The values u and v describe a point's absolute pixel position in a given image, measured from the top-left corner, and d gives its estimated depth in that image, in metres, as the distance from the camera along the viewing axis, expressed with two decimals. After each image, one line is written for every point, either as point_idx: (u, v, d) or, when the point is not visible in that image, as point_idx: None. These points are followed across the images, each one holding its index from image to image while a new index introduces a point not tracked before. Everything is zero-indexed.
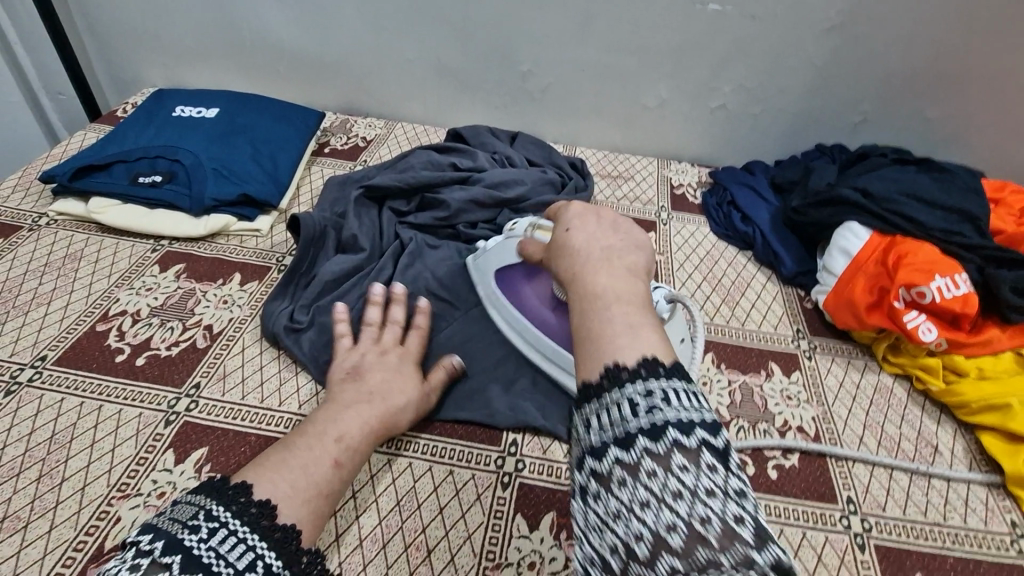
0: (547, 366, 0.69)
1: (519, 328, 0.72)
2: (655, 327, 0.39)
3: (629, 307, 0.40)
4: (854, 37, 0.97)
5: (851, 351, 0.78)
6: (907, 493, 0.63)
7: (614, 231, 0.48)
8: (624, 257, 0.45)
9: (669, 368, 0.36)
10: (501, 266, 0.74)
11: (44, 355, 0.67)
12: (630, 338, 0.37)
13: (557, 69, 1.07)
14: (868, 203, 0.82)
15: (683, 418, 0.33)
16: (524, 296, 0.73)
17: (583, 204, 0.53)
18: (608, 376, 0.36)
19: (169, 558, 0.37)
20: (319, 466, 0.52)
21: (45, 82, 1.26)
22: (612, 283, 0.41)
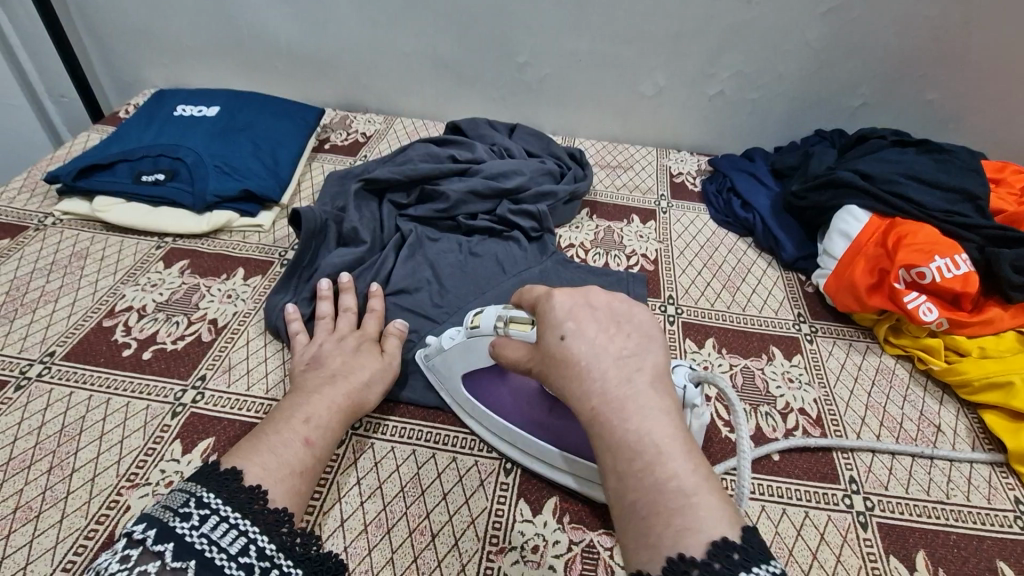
0: (539, 471, 0.59)
1: (499, 431, 0.61)
2: (706, 483, 0.39)
3: (674, 456, 0.40)
4: (850, 20, 0.97)
5: (852, 334, 0.78)
6: (909, 472, 0.63)
7: (618, 331, 0.46)
8: (635, 362, 0.44)
9: (744, 555, 0.35)
10: (468, 369, 0.61)
11: (52, 350, 0.68)
12: (686, 512, 0.37)
13: (553, 60, 1.07)
14: (867, 186, 0.82)
15: None
16: (499, 397, 0.61)
17: (571, 293, 0.49)
18: (672, 569, 0.36)
19: (161, 546, 0.41)
20: (288, 446, 0.52)
21: (48, 85, 1.27)
22: (646, 429, 0.41)
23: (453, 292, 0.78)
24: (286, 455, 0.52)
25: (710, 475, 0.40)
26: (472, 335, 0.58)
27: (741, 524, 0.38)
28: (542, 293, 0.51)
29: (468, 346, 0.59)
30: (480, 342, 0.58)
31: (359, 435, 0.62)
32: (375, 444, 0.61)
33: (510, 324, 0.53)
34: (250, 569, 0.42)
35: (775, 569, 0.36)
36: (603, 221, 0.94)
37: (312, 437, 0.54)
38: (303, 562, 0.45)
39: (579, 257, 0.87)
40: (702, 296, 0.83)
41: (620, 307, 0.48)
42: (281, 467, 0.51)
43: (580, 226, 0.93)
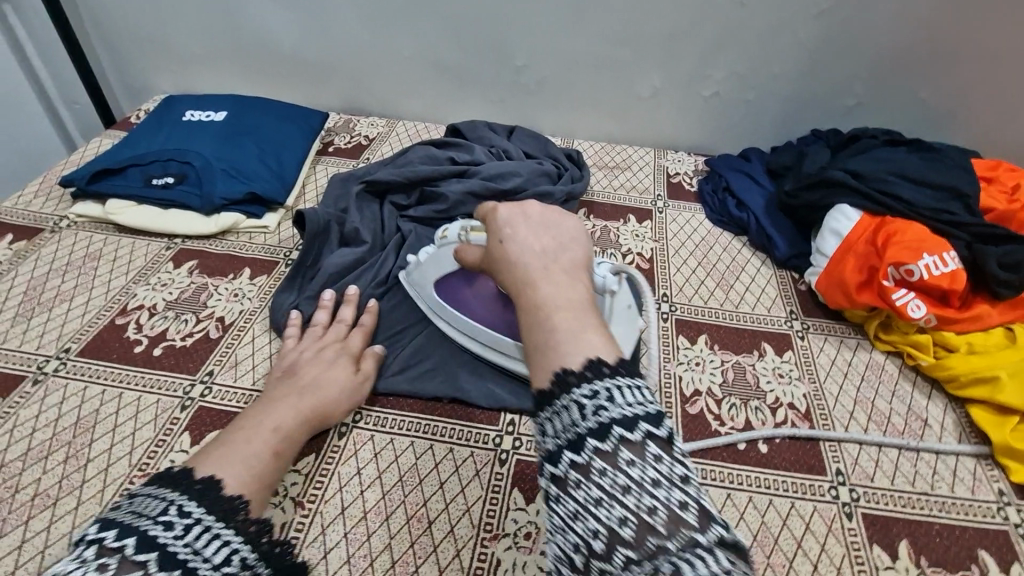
0: (495, 358, 0.70)
1: (463, 327, 0.71)
2: (597, 328, 0.40)
3: (573, 310, 0.41)
4: (842, 20, 0.98)
5: (844, 330, 0.80)
6: (895, 465, 0.64)
7: (546, 230, 0.49)
8: (557, 255, 0.47)
9: (613, 368, 0.37)
10: (439, 275, 0.73)
11: (68, 347, 0.72)
12: (574, 344, 0.38)
13: (551, 63, 1.09)
14: (858, 185, 0.83)
15: (628, 413, 0.35)
16: (465, 299, 0.72)
17: (510, 205, 0.53)
18: (558, 381, 0.37)
19: (142, 556, 0.37)
20: (263, 454, 0.53)
21: (61, 92, 1.31)
22: (553, 292, 0.42)
23: None
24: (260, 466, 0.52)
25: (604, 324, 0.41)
26: (443, 245, 0.71)
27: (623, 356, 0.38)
28: (487, 206, 0.55)
29: (440, 256, 0.72)
30: (448, 249, 0.70)
31: (359, 428, 0.65)
32: (375, 437, 0.64)
33: (469, 232, 0.64)
34: None
35: (641, 380, 0.37)
36: (600, 221, 0.96)
37: (280, 448, 0.55)
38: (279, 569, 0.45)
39: None
40: (695, 293, 0.85)
41: (552, 216, 0.51)
42: (256, 478, 0.50)
43: None
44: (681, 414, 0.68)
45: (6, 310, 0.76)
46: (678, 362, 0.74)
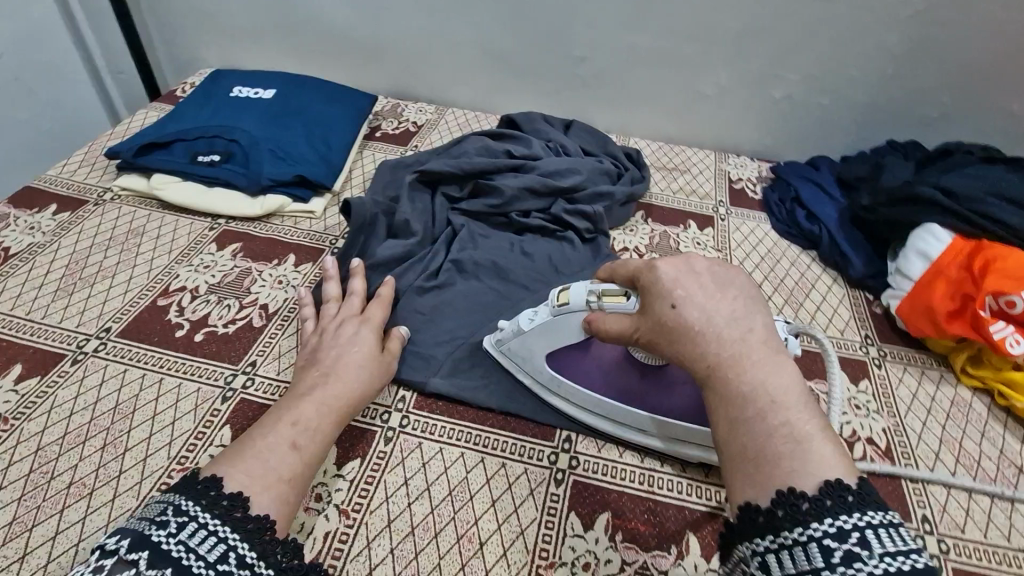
0: (622, 433, 0.61)
1: (584, 402, 0.62)
2: (822, 435, 0.41)
3: (791, 408, 0.41)
4: (934, 25, 0.91)
5: (925, 361, 0.74)
6: (988, 516, 0.58)
7: (723, 294, 0.47)
8: (747, 326, 0.45)
9: (857, 498, 0.37)
10: (553, 346, 0.61)
11: (109, 326, 0.69)
12: (802, 460, 0.39)
13: (613, 55, 1.04)
14: (950, 203, 0.75)
15: (889, 567, 0.34)
16: (589, 371, 0.62)
17: (671, 262, 0.49)
18: (782, 502, 0.38)
19: (135, 555, 0.40)
20: (274, 451, 0.51)
21: (107, 59, 1.29)
22: (763, 380, 0.42)
23: (503, 291, 0.76)
24: (273, 461, 0.51)
25: (823, 424, 0.41)
26: (559, 313, 0.59)
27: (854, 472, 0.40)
28: (642, 264, 0.51)
29: (556, 323, 0.60)
30: (570, 318, 0.59)
31: (406, 434, 0.61)
32: (423, 445, 0.60)
33: (602, 297, 0.54)
34: None
35: (891, 517, 0.37)
36: (659, 226, 0.91)
37: (299, 440, 0.53)
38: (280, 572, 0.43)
39: None
40: None
41: (721, 273, 0.49)
42: (267, 474, 0.50)
43: (634, 229, 0.90)
44: None
45: (47, 283, 0.74)
46: None
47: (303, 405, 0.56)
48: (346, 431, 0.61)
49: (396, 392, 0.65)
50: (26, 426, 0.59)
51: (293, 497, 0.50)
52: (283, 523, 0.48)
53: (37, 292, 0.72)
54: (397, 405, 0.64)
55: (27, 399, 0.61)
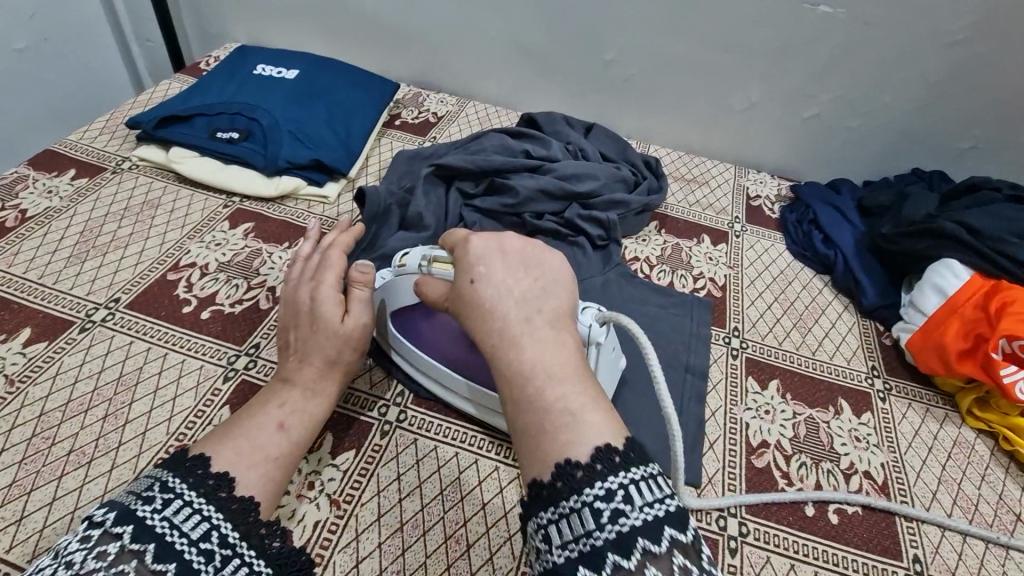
0: (447, 396, 0.63)
1: (414, 360, 0.64)
2: (592, 402, 0.45)
3: (565, 383, 0.45)
4: (976, 55, 0.89)
5: (931, 398, 0.73)
6: (981, 562, 0.57)
7: (522, 275, 0.52)
8: (537, 306, 0.50)
9: (623, 458, 0.42)
10: (390, 304, 0.63)
11: (118, 297, 0.70)
12: (575, 431, 0.43)
13: (642, 61, 1.03)
14: (973, 241, 0.74)
15: (647, 520, 0.39)
16: (424, 335, 0.63)
17: (483, 245, 0.54)
18: (560, 474, 0.41)
19: (120, 528, 0.41)
20: (263, 430, 0.52)
21: (137, 27, 1.30)
22: (541, 357, 0.47)
23: None
24: (261, 440, 0.51)
25: (595, 396, 0.46)
26: (398, 275, 0.60)
27: (619, 433, 0.44)
28: (461, 238, 0.56)
29: (393, 284, 0.61)
30: (404, 280, 0.60)
31: (403, 429, 0.61)
32: (418, 442, 0.60)
33: (433, 262, 0.57)
34: (210, 555, 0.42)
35: (650, 469, 0.42)
36: (672, 238, 0.90)
37: (287, 421, 0.53)
38: (264, 554, 0.44)
39: (643, 272, 0.84)
40: (769, 332, 0.78)
41: (532, 255, 0.54)
42: (255, 452, 0.50)
43: (647, 239, 0.89)
44: (745, 466, 0.63)
45: (61, 249, 0.74)
46: (746, 408, 0.68)
47: (299, 389, 0.56)
48: (343, 422, 0.61)
49: (396, 387, 0.65)
50: (31, 390, 0.60)
51: (280, 480, 0.50)
52: (267, 504, 0.48)
53: (51, 256, 0.73)
54: (396, 399, 0.64)
55: (34, 363, 0.62)
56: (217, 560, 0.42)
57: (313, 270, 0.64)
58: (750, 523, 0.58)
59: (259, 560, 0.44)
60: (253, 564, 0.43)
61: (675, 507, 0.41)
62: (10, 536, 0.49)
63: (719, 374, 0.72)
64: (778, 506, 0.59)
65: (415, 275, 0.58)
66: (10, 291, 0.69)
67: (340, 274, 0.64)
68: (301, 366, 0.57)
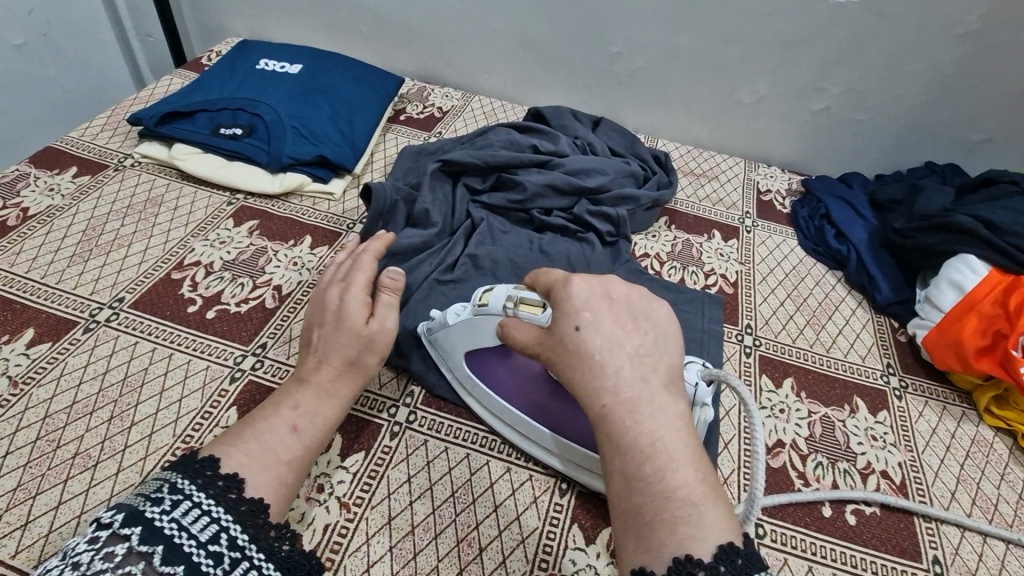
0: (526, 447, 0.59)
1: (494, 407, 0.60)
2: (709, 493, 0.43)
3: (681, 464, 0.44)
4: (991, 45, 0.88)
5: (947, 396, 0.71)
6: (1001, 562, 0.56)
7: (634, 329, 0.49)
8: (652, 370, 0.48)
9: (747, 560, 0.40)
10: (471, 345, 0.60)
11: (122, 296, 0.69)
12: (695, 524, 0.41)
13: (648, 54, 1.01)
14: (989, 236, 0.73)
15: None
16: (504, 379, 0.60)
17: (589, 288, 0.50)
18: (679, 569, 0.39)
19: (128, 529, 0.40)
20: (274, 432, 0.51)
21: (136, 22, 1.28)
22: (660, 433, 0.45)
23: None
24: (272, 442, 0.50)
25: (712, 484, 0.44)
26: (479, 313, 0.58)
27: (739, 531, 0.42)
28: (559, 278, 0.52)
29: (474, 324, 0.59)
30: (487, 321, 0.58)
31: (413, 430, 0.60)
32: (429, 442, 0.59)
33: (521, 305, 0.54)
34: (218, 558, 0.41)
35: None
36: (682, 233, 0.89)
37: (300, 424, 0.52)
38: (275, 556, 0.43)
39: (654, 269, 0.82)
40: (783, 329, 0.77)
41: (639, 304, 0.51)
42: (265, 454, 0.49)
43: (657, 235, 0.88)
44: (761, 466, 0.62)
45: (64, 248, 0.73)
46: (760, 406, 0.67)
47: (308, 389, 0.55)
48: (353, 422, 0.60)
49: (405, 387, 0.64)
50: (35, 392, 0.59)
51: (291, 483, 0.49)
52: (278, 506, 0.47)
53: (53, 255, 0.72)
54: (405, 400, 0.63)
55: (38, 365, 0.61)
56: (226, 563, 0.41)
57: (344, 274, 0.63)
58: (766, 524, 0.57)
59: (269, 564, 0.43)
60: (262, 568, 0.43)
61: None
62: (16, 541, 0.49)
63: (732, 372, 0.71)
64: (795, 507, 0.58)
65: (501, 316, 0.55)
66: (13, 292, 0.68)
67: (371, 278, 0.62)
68: (312, 367, 0.56)
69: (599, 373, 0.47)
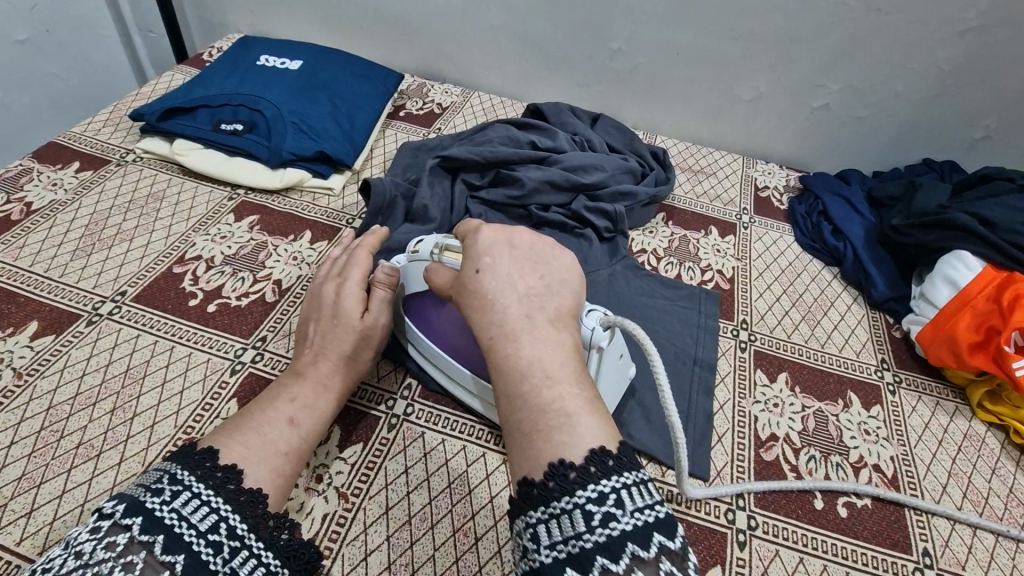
0: (453, 388, 0.63)
1: (424, 350, 0.63)
2: (588, 409, 0.46)
3: (560, 383, 0.46)
4: (991, 42, 0.88)
5: (942, 391, 0.72)
6: (992, 555, 0.57)
7: (529, 269, 0.53)
8: (542, 304, 0.51)
9: (617, 461, 0.42)
10: (403, 287, 0.63)
11: (124, 290, 0.70)
12: (571, 435, 0.44)
13: (648, 50, 1.01)
14: (986, 233, 0.73)
15: (638, 524, 0.39)
16: (432, 322, 0.63)
17: (492, 234, 0.55)
18: (552, 474, 0.42)
19: (130, 519, 0.41)
20: (274, 426, 0.52)
21: (139, 19, 1.29)
22: (539, 357, 0.47)
23: None
24: (272, 436, 0.51)
25: (592, 402, 0.46)
26: (410, 260, 0.60)
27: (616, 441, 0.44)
28: (474, 228, 0.57)
29: (407, 269, 0.62)
30: (415, 265, 0.60)
31: (411, 422, 0.61)
32: (426, 435, 0.60)
33: (445, 251, 0.57)
34: (218, 547, 0.42)
35: (642, 475, 0.42)
36: (679, 229, 0.89)
37: (298, 417, 0.53)
38: (273, 546, 0.45)
39: (651, 264, 0.83)
40: (778, 324, 0.78)
41: (539, 250, 0.55)
42: (265, 447, 0.50)
43: (654, 231, 0.89)
44: (754, 459, 0.63)
45: (67, 242, 0.74)
46: (754, 400, 0.68)
47: (306, 383, 0.56)
48: (352, 414, 0.61)
49: (404, 380, 0.65)
50: (39, 383, 0.60)
51: (290, 475, 0.50)
52: (276, 496, 0.48)
53: (56, 249, 0.73)
54: (403, 393, 0.64)
55: (42, 356, 0.62)
56: (226, 552, 0.42)
57: (340, 268, 0.65)
58: (759, 516, 0.58)
59: (269, 553, 0.44)
60: (262, 556, 0.44)
61: (667, 514, 0.41)
62: (20, 528, 0.50)
63: (727, 367, 0.71)
64: (788, 500, 0.59)
65: (426, 261, 0.58)
66: (17, 285, 0.69)
67: (365, 274, 0.64)
68: (313, 362, 0.58)
69: (491, 306, 0.50)
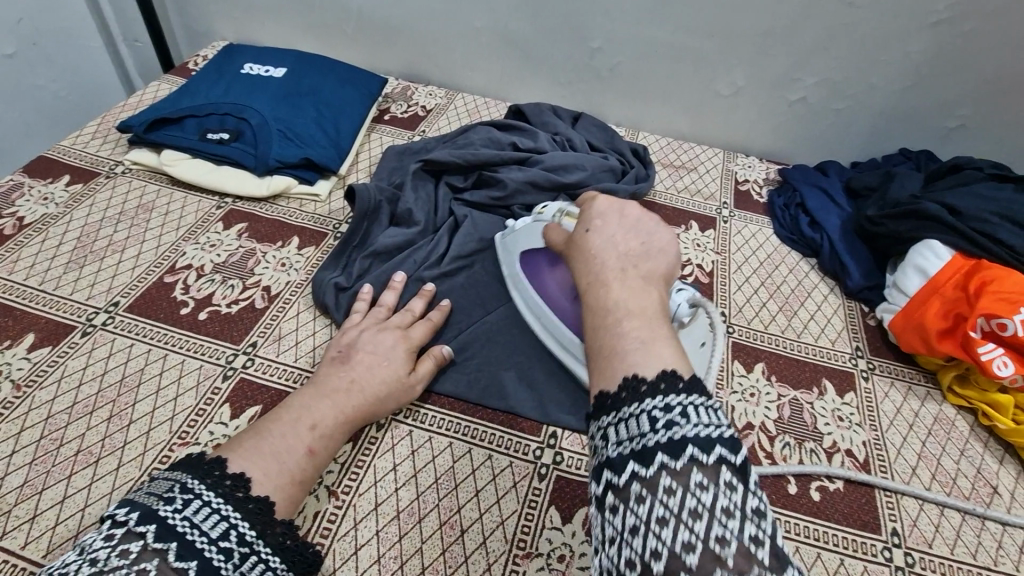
0: (552, 345, 0.69)
1: (533, 305, 0.71)
2: (670, 346, 0.43)
3: (645, 320, 0.45)
4: (962, 34, 0.89)
5: (913, 376, 0.75)
6: (957, 532, 0.60)
7: (632, 232, 0.54)
8: (638, 261, 0.51)
9: (688, 384, 0.39)
10: (527, 246, 0.74)
11: (117, 301, 0.72)
12: (643, 356, 0.42)
13: (627, 48, 1.03)
14: (954, 222, 0.76)
15: (702, 434, 0.36)
16: (545, 280, 0.71)
17: (609, 204, 0.58)
18: (625, 386, 0.40)
19: (144, 527, 0.42)
20: (293, 454, 0.53)
21: (124, 29, 1.29)
22: (626, 297, 0.47)
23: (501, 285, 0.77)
24: (262, 448, 0.52)
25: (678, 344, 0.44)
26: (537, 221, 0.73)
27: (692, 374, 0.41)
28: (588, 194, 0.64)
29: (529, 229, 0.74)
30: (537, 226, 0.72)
31: (398, 422, 0.63)
32: (414, 433, 0.62)
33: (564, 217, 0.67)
34: (229, 553, 0.43)
35: (715, 402, 0.39)
36: None
37: (316, 446, 0.55)
38: (281, 551, 0.46)
39: None
40: (756, 316, 0.80)
41: (648, 223, 0.55)
42: (256, 455, 0.51)
43: None
44: None
45: (59, 255, 0.76)
46: (732, 391, 0.70)
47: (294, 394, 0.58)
48: None
49: None
50: (37, 394, 0.62)
51: (283, 479, 0.52)
52: (284, 505, 0.51)
53: (49, 262, 0.75)
54: None
55: (39, 367, 0.64)
56: (236, 558, 0.43)
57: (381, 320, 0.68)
58: None
59: (276, 558, 0.46)
60: (270, 561, 0.45)
61: (735, 437, 0.38)
62: (25, 533, 0.52)
63: None
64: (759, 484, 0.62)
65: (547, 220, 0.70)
66: (12, 298, 0.71)
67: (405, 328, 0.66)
68: None
69: (593, 258, 0.52)
